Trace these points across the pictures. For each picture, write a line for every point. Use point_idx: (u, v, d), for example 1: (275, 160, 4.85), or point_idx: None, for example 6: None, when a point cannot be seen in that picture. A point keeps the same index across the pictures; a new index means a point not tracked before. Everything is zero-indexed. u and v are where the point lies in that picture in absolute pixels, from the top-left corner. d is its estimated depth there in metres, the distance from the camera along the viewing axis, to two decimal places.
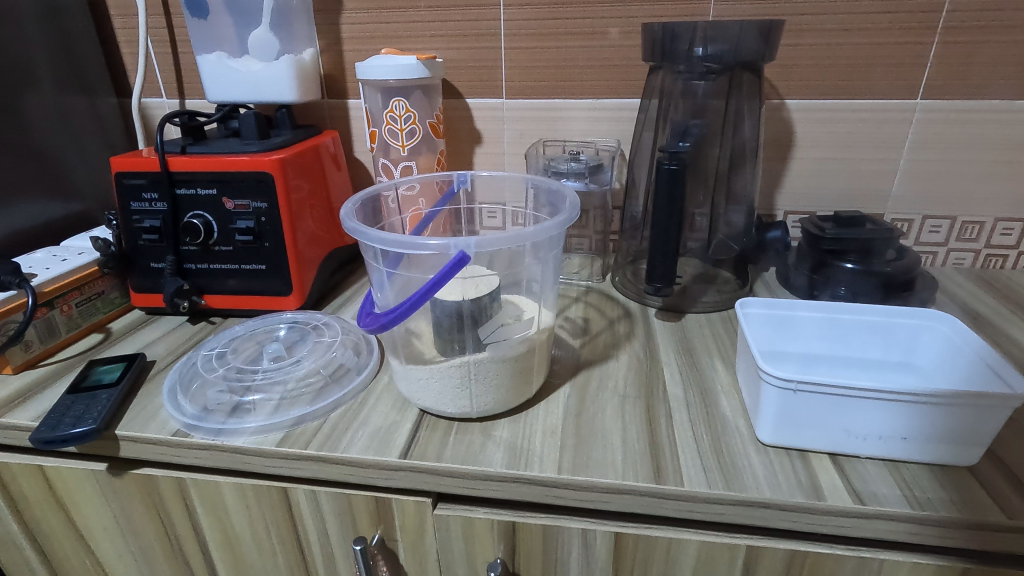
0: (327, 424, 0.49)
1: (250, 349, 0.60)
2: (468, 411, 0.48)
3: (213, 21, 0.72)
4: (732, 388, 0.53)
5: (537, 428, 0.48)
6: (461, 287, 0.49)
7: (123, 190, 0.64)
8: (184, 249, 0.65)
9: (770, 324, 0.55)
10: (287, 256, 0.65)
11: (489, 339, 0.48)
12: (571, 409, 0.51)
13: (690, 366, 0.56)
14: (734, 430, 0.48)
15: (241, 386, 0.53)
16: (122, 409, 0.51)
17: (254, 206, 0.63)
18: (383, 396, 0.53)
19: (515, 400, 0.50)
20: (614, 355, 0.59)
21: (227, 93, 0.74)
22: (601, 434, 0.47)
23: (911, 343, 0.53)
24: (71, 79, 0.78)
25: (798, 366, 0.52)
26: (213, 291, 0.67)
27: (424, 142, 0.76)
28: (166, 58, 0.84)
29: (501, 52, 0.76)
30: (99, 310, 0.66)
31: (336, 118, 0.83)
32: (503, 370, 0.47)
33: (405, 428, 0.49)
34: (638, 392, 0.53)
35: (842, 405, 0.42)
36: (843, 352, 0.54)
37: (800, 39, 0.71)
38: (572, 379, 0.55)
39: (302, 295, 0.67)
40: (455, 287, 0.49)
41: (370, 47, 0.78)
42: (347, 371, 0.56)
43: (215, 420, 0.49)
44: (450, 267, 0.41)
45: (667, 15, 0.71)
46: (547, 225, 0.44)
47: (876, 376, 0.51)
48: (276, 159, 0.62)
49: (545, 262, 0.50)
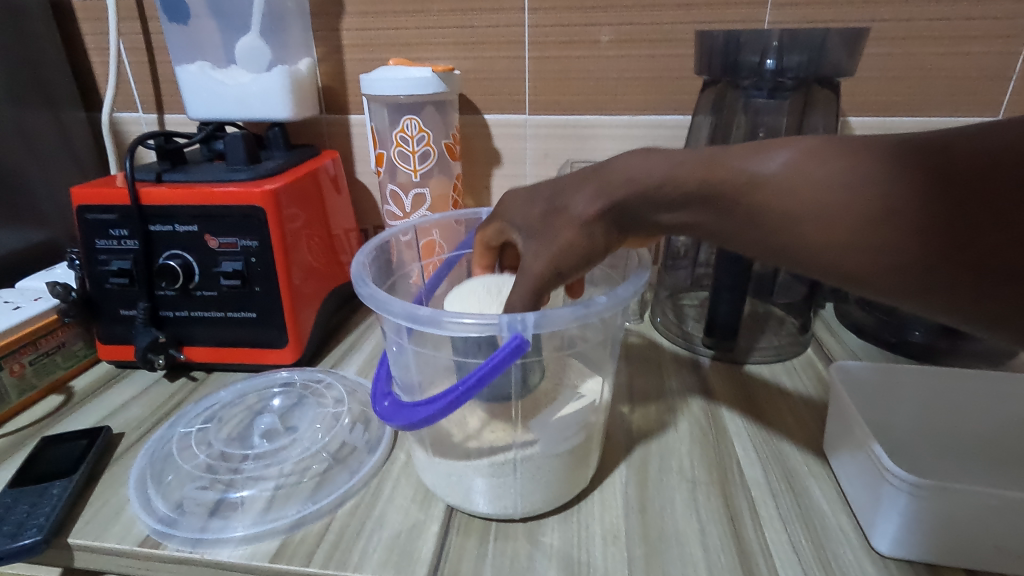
0: (334, 526, 0.40)
1: (238, 419, 0.50)
2: (510, 512, 0.39)
3: (195, 25, 0.62)
4: (821, 471, 0.44)
5: (595, 530, 0.39)
6: (497, 298, 0.41)
7: (86, 226, 0.54)
8: (160, 293, 0.56)
9: (863, 393, 0.47)
10: (281, 303, 0.55)
11: (530, 379, 0.39)
12: (631, 501, 0.42)
13: (764, 439, 0.48)
14: (838, 533, 0.39)
15: (226, 474, 0.44)
16: (77, 508, 0.41)
17: (243, 244, 0.53)
18: (401, 483, 0.44)
19: (567, 493, 0.40)
20: (672, 423, 0.50)
21: (211, 109, 0.64)
22: (674, 539, 0.38)
23: (1012, 435, 0.44)
24: (31, 91, 0.67)
25: (513, 189, 0.43)
26: (193, 341, 0.57)
27: (438, 165, 0.67)
28: (142, 67, 0.74)
29: (525, 62, 0.67)
30: (58, 366, 0.56)
31: (334, 135, 0.73)
32: (555, 466, 0.39)
33: (432, 530, 0.39)
34: (710, 475, 0.44)
35: (959, 509, 0.34)
36: (951, 425, 0.45)
37: (868, 49, 0.61)
38: (628, 457, 0.46)
39: (299, 345, 0.57)
40: (493, 277, 0.44)
41: (375, 55, 0.69)
42: (355, 450, 0.46)
43: (191, 524, 0.40)
44: (504, 355, 0.33)
45: (717, 22, 0.62)
46: (622, 294, 0.36)
47: (978, 461, 0.43)
48: (268, 190, 0.52)
49: (612, 328, 0.40)
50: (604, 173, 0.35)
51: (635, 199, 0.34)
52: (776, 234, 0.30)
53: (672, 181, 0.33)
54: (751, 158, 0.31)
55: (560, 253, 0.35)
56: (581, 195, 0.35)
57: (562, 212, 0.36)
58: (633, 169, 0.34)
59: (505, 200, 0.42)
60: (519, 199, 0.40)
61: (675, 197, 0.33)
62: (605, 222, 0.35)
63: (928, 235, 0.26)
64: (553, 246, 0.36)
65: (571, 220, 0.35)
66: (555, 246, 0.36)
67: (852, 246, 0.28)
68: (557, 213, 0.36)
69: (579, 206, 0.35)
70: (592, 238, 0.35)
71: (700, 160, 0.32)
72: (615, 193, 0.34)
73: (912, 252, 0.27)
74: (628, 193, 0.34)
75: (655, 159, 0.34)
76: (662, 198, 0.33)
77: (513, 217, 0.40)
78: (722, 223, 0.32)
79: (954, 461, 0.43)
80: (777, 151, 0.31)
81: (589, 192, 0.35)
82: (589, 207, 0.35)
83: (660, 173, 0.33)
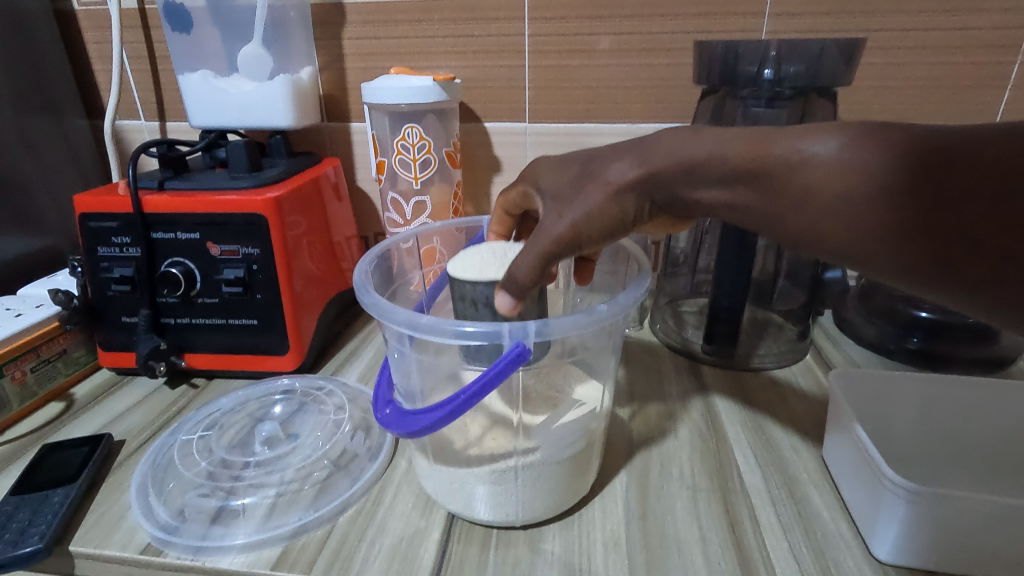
0: (335, 534, 0.40)
1: (239, 426, 0.50)
2: (511, 520, 0.39)
3: (197, 34, 0.63)
4: (822, 478, 0.44)
5: (595, 537, 0.39)
6: (503, 261, 0.41)
7: (88, 233, 0.55)
8: (162, 300, 0.56)
9: (864, 400, 0.47)
10: (282, 309, 0.55)
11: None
12: (631, 508, 0.42)
13: (764, 445, 0.48)
14: (838, 539, 0.39)
15: (227, 482, 0.44)
16: (78, 516, 0.41)
17: (244, 252, 0.54)
18: (402, 490, 0.44)
19: (568, 500, 0.41)
20: (672, 430, 0.50)
21: (213, 117, 0.64)
22: (676, 547, 0.38)
23: (1009, 443, 0.44)
24: (35, 99, 0.68)
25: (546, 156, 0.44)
26: (194, 348, 0.57)
27: (438, 173, 0.67)
28: (145, 75, 0.74)
29: (525, 71, 0.67)
30: (59, 373, 0.56)
31: (336, 143, 0.74)
32: (556, 474, 0.39)
33: (433, 538, 0.39)
34: (710, 482, 0.44)
35: (956, 516, 0.34)
36: (947, 434, 0.46)
37: (866, 58, 0.62)
38: (629, 464, 0.46)
39: (300, 352, 0.57)
40: (501, 243, 0.44)
41: (376, 64, 0.69)
42: (356, 457, 0.46)
43: (193, 532, 0.40)
44: (506, 363, 0.33)
45: (714, 31, 0.63)
46: (623, 302, 0.36)
47: (975, 468, 0.43)
48: (270, 198, 0.53)
49: (613, 337, 0.40)
50: (648, 144, 0.36)
51: (674, 173, 0.35)
52: (812, 217, 0.31)
53: (711, 158, 0.34)
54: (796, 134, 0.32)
55: (586, 216, 0.36)
56: (619, 163, 0.36)
57: (597, 177, 0.37)
58: (676, 144, 0.35)
59: (537, 164, 0.43)
60: (552, 166, 0.41)
61: (719, 174, 0.34)
62: (638, 191, 0.36)
63: (945, 240, 0.28)
64: (585, 208, 0.36)
65: (607, 186, 0.36)
66: (587, 210, 0.36)
67: (878, 238, 0.30)
68: (593, 178, 0.37)
69: (615, 173, 0.36)
70: (622, 207, 0.36)
71: (749, 137, 0.33)
72: (657, 164, 0.35)
73: (933, 250, 0.28)
74: (668, 166, 0.35)
75: (702, 136, 0.35)
76: (704, 174, 0.34)
77: (545, 182, 0.41)
78: (758, 205, 0.33)
79: (958, 460, 0.44)
80: (825, 134, 0.31)
81: (631, 162, 0.36)
82: (626, 175, 0.36)
83: (706, 148, 0.34)
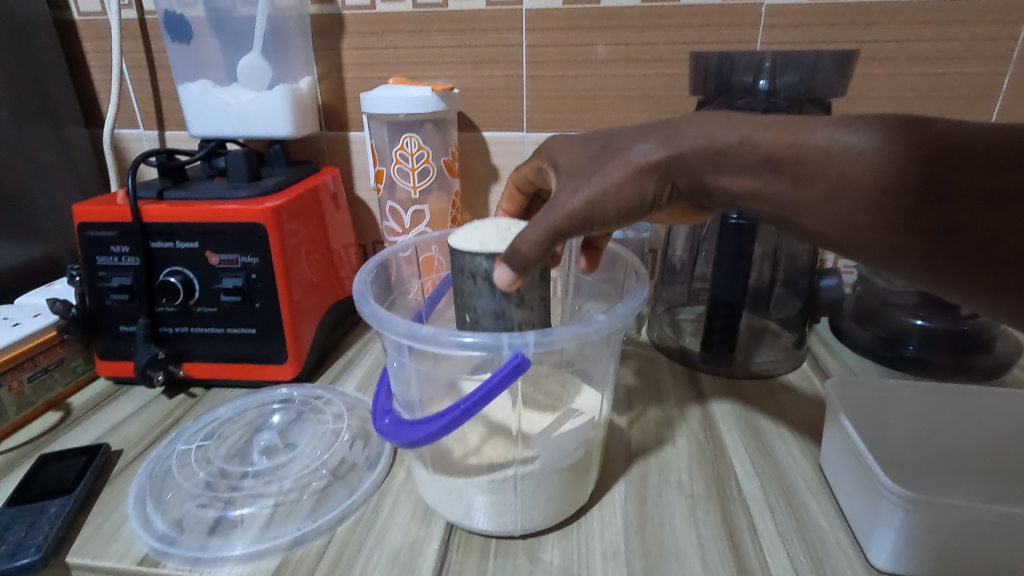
0: (334, 544, 0.40)
1: (237, 436, 0.50)
2: (510, 529, 0.39)
3: (197, 44, 0.63)
4: (820, 486, 0.44)
5: (594, 547, 0.39)
6: (506, 235, 0.40)
7: (87, 242, 0.55)
8: (160, 309, 0.56)
9: (861, 406, 0.47)
10: (280, 318, 0.55)
11: (510, 315, 0.40)
12: (630, 517, 0.42)
13: (762, 453, 0.48)
14: (836, 547, 0.39)
15: (225, 492, 0.44)
16: (75, 526, 0.41)
17: (243, 261, 0.54)
18: (400, 500, 0.44)
19: (567, 509, 0.41)
20: (670, 438, 0.50)
21: (212, 127, 0.64)
22: (675, 555, 0.38)
23: (1002, 450, 0.45)
24: (34, 108, 0.68)
25: (563, 138, 0.44)
26: (192, 358, 0.57)
27: (437, 182, 0.67)
28: (144, 84, 0.75)
29: (523, 81, 0.68)
30: (56, 383, 0.56)
31: (334, 152, 0.74)
32: (555, 483, 0.39)
33: (432, 548, 0.39)
34: (708, 491, 0.44)
35: (954, 524, 0.34)
36: (941, 441, 0.46)
37: (859, 69, 0.63)
38: (627, 473, 0.46)
39: (298, 361, 0.57)
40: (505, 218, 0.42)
41: (374, 74, 0.70)
42: (355, 467, 0.46)
43: (191, 542, 0.40)
44: (505, 374, 0.33)
45: (709, 42, 0.64)
46: (620, 313, 0.36)
47: (969, 475, 0.43)
48: (270, 207, 0.53)
49: (611, 347, 0.40)
50: (672, 127, 0.37)
51: (699, 155, 0.35)
52: (826, 210, 0.33)
53: (737, 145, 0.34)
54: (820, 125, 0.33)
55: (604, 192, 0.36)
56: (644, 144, 0.37)
57: (620, 156, 0.37)
58: (704, 129, 0.35)
59: (559, 143, 0.44)
60: (571, 147, 0.42)
61: (749, 161, 0.34)
62: (661, 172, 0.36)
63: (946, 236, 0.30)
64: (606, 184, 0.36)
65: (630, 165, 0.36)
66: (608, 187, 0.36)
67: (884, 231, 0.31)
68: (615, 157, 0.37)
69: (639, 153, 0.36)
70: (642, 188, 0.36)
71: (783, 124, 0.34)
72: (684, 147, 0.35)
73: (937, 244, 0.30)
74: (694, 149, 0.35)
75: (732, 122, 0.35)
76: (738, 159, 0.34)
77: (563, 162, 0.41)
78: (784, 195, 0.34)
79: (953, 467, 0.44)
80: (851, 124, 0.32)
81: (658, 143, 0.36)
82: (649, 156, 0.36)
83: (735, 131, 0.35)
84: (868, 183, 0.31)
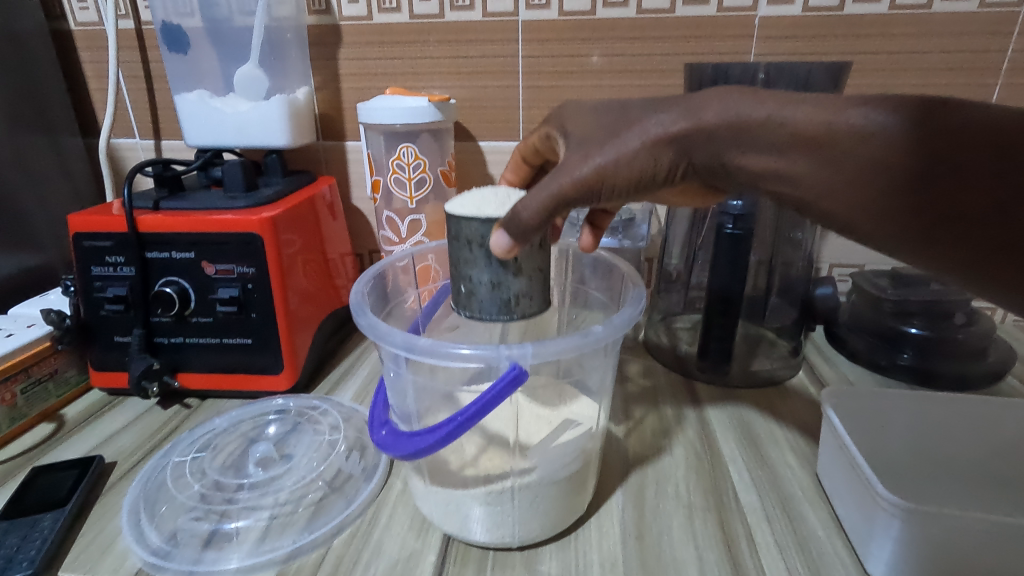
0: (330, 557, 0.39)
1: (233, 447, 0.50)
2: (508, 541, 0.39)
3: (194, 55, 0.64)
4: (817, 495, 0.44)
5: (592, 558, 0.39)
6: (505, 202, 0.40)
7: (82, 253, 0.54)
8: (156, 320, 0.55)
9: (857, 415, 0.47)
10: (276, 328, 0.55)
11: (507, 285, 0.39)
12: (628, 527, 0.42)
13: (759, 462, 0.48)
14: (833, 558, 0.39)
15: (220, 504, 0.43)
16: (69, 540, 0.41)
17: (239, 271, 0.54)
18: (397, 511, 0.43)
19: (565, 520, 0.40)
20: (667, 447, 0.50)
21: (207, 137, 0.64)
22: (672, 566, 0.38)
23: (996, 458, 0.45)
24: (30, 118, 0.68)
25: (581, 106, 0.43)
26: (188, 368, 0.57)
27: (434, 192, 0.67)
28: (140, 94, 0.75)
29: (519, 91, 0.68)
30: (49, 394, 0.56)
31: (331, 161, 0.74)
32: (553, 494, 0.39)
33: (429, 560, 0.39)
34: (706, 501, 0.44)
35: (951, 535, 0.34)
36: (937, 449, 0.46)
37: (851, 80, 0.63)
38: (625, 483, 0.46)
39: (294, 371, 0.57)
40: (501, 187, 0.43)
41: (371, 84, 0.70)
42: (351, 478, 0.46)
43: (185, 556, 0.39)
44: (502, 386, 0.33)
45: (702, 53, 0.64)
46: (617, 323, 0.36)
47: (965, 484, 0.43)
48: (266, 217, 0.53)
49: (609, 358, 0.41)
50: (694, 99, 0.36)
51: (718, 130, 0.34)
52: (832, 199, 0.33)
53: (756, 125, 0.33)
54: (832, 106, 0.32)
55: (616, 163, 0.36)
56: (663, 114, 0.36)
57: (636, 126, 0.36)
58: (727, 103, 0.34)
59: (574, 112, 0.43)
60: (587, 118, 0.41)
61: (779, 140, 0.33)
62: (678, 147, 0.35)
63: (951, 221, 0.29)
64: (621, 154, 0.36)
65: (647, 137, 0.35)
66: (622, 158, 0.36)
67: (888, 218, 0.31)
68: (631, 127, 0.36)
69: (657, 124, 0.35)
70: (657, 161, 0.36)
71: (815, 102, 0.32)
72: (704, 121, 0.34)
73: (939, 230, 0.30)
74: (716, 123, 0.34)
75: (760, 98, 0.34)
76: (761, 141, 0.34)
77: (577, 132, 0.41)
78: (809, 177, 0.33)
79: (950, 476, 0.44)
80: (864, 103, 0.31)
81: (677, 115, 0.35)
82: (667, 127, 0.35)
83: (762, 104, 0.34)
84: (876, 174, 0.31)
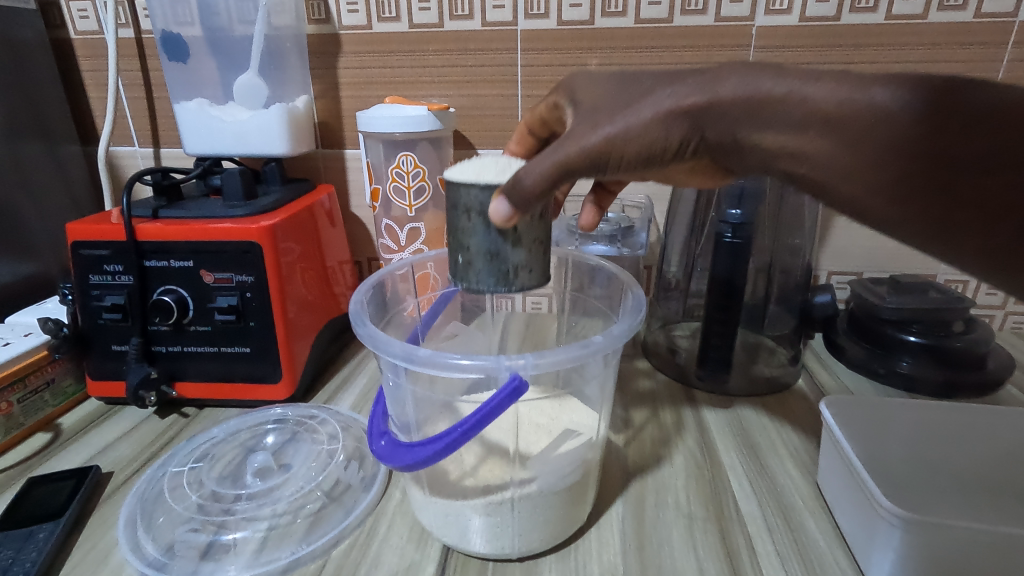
0: (329, 568, 0.39)
1: (231, 457, 0.50)
2: (507, 552, 0.39)
3: (194, 64, 0.64)
4: (817, 504, 0.44)
5: (592, 569, 0.39)
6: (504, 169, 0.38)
7: (80, 261, 0.54)
8: (154, 329, 0.55)
9: (856, 423, 0.48)
10: (275, 336, 0.55)
11: (505, 256, 0.37)
12: (628, 537, 0.41)
13: (759, 471, 0.48)
14: (835, 568, 0.39)
15: (218, 515, 0.43)
16: (64, 551, 0.40)
17: (237, 280, 0.54)
18: (396, 522, 0.43)
19: (565, 531, 0.40)
20: (666, 456, 0.50)
21: (206, 145, 0.64)
22: None
23: (997, 465, 0.45)
24: (29, 126, 0.68)
25: (592, 78, 0.42)
26: (185, 377, 0.57)
27: (433, 201, 0.68)
28: (140, 102, 0.75)
29: (518, 100, 0.68)
30: (46, 403, 0.56)
31: (330, 169, 0.74)
32: (553, 505, 0.38)
33: (428, 572, 0.39)
34: (706, 510, 0.44)
35: (952, 546, 0.34)
36: (937, 456, 0.46)
37: None
38: (625, 492, 0.46)
39: (292, 380, 0.57)
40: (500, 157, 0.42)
41: (370, 93, 0.70)
42: (349, 488, 0.46)
43: (182, 567, 0.39)
44: (502, 398, 0.33)
45: (700, 61, 0.65)
46: (616, 333, 0.36)
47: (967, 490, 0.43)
48: (265, 225, 0.53)
49: (609, 368, 0.40)
50: (714, 71, 0.34)
51: (733, 100, 0.33)
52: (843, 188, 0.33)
53: (774, 100, 0.32)
54: (847, 91, 0.31)
55: (626, 131, 0.34)
56: (678, 86, 0.34)
57: (650, 96, 0.35)
58: (745, 74, 0.33)
59: (586, 83, 0.42)
60: (602, 90, 0.39)
61: (793, 120, 0.32)
62: (691, 117, 0.34)
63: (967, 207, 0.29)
64: (634, 122, 0.34)
65: (661, 108, 0.34)
66: (632, 130, 0.34)
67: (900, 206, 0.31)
68: (645, 97, 0.35)
69: (672, 93, 0.34)
70: (668, 135, 0.34)
71: (833, 75, 0.31)
72: (720, 93, 0.33)
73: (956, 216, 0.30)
74: (732, 93, 0.33)
75: (780, 73, 0.32)
76: (774, 117, 0.32)
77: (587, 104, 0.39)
78: (820, 168, 0.33)
79: (951, 482, 0.44)
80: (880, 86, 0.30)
81: (694, 87, 0.34)
82: (681, 99, 0.34)
83: (780, 75, 0.32)
84: (883, 170, 0.31)
